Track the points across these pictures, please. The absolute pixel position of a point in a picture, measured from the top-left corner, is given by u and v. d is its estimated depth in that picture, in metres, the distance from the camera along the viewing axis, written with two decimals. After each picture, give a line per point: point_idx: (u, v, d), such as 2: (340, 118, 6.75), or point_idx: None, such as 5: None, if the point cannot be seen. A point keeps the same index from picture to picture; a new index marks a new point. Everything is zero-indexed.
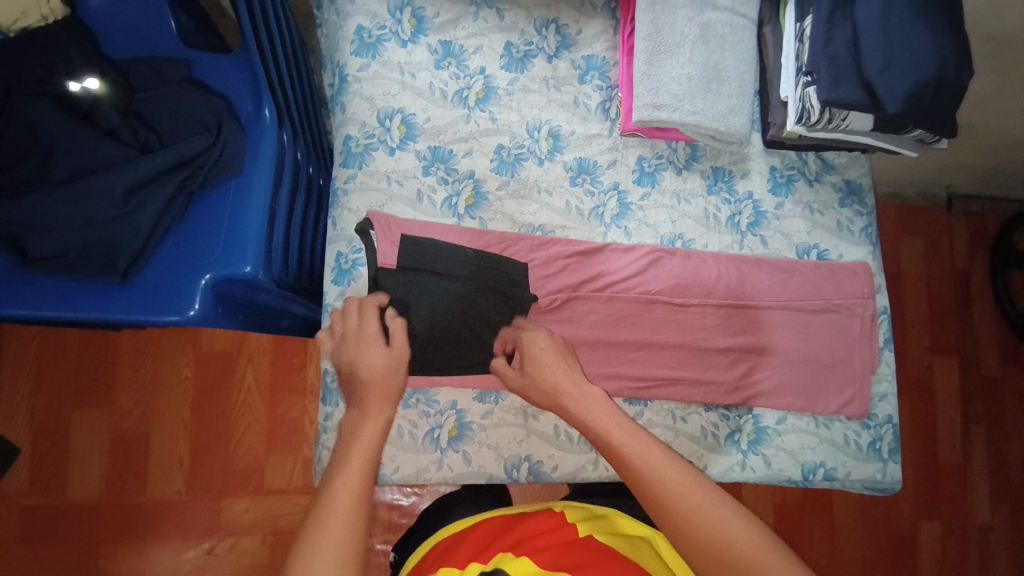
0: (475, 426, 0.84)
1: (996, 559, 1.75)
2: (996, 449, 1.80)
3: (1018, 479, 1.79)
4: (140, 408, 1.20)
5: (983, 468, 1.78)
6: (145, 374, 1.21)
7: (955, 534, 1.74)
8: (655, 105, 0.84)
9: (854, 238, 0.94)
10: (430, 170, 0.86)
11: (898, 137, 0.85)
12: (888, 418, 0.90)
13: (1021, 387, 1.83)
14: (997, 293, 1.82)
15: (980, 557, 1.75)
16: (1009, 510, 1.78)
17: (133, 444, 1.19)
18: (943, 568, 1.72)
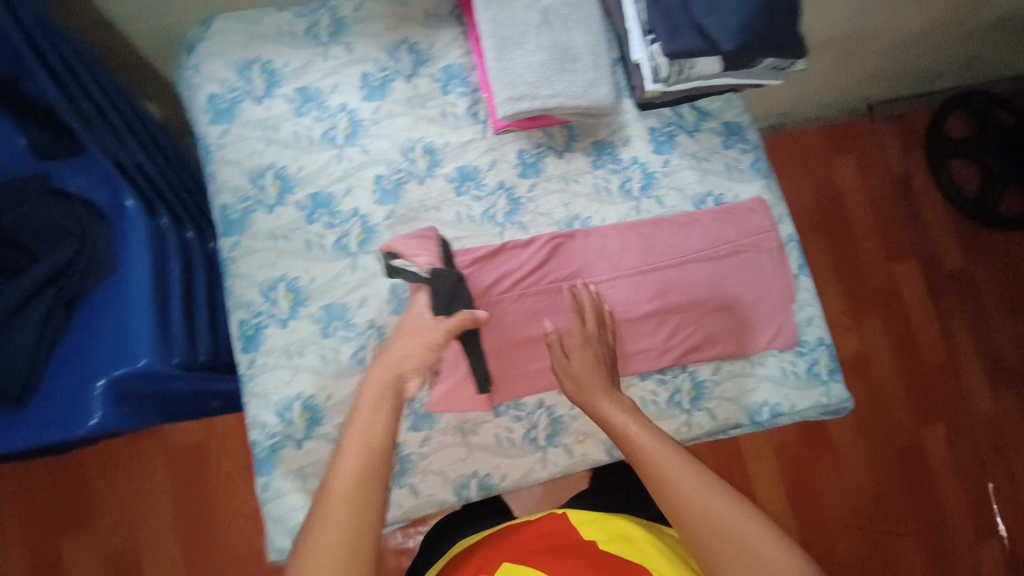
0: (415, 455, 0.83)
1: (1012, 444, 1.75)
2: (979, 337, 1.81)
3: (1009, 360, 1.80)
4: (124, 520, 1.19)
5: (972, 359, 1.80)
6: (118, 484, 1.20)
7: (962, 429, 1.74)
8: (515, 98, 0.84)
9: (744, 176, 0.95)
10: (313, 217, 0.86)
11: (755, 72, 0.83)
12: (819, 340, 0.91)
13: (987, 271, 1.85)
14: (945, 188, 1.83)
15: (992, 446, 1.75)
16: (1010, 393, 1.78)
17: (123, 557, 1.17)
18: (959, 466, 1.72)
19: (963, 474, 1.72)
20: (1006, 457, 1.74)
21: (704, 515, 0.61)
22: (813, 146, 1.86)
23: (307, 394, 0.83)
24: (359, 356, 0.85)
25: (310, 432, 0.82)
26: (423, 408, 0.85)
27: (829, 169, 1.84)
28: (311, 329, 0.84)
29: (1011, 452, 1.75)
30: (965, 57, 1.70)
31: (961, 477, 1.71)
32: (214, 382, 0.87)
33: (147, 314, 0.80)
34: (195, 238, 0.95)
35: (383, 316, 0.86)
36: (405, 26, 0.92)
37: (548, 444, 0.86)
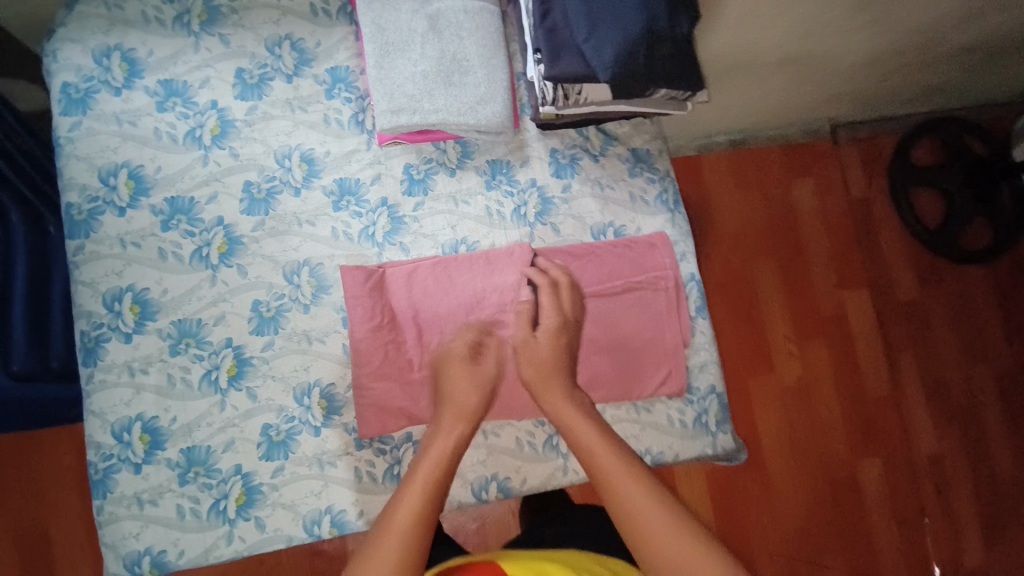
0: (266, 487, 0.78)
1: (952, 482, 1.73)
2: (925, 371, 1.78)
3: (955, 394, 1.78)
4: (30, 504, 1.10)
5: (918, 394, 1.77)
6: (31, 465, 1.11)
7: (899, 464, 1.71)
8: (393, 111, 0.78)
9: (649, 208, 0.90)
10: (170, 224, 0.80)
11: (654, 100, 0.79)
12: (710, 388, 0.88)
13: (941, 303, 1.82)
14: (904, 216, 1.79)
15: (931, 483, 1.72)
16: (953, 429, 1.76)
17: (34, 541, 1.09)
18: (893, 501, 1.69)
19: (898, 510, 1.68)
20: (944, 496, 1.72)
21: (670, 546, 0.54)
22: (773, 166, 1.79)
23: (149, 415, 0.77)
24: (210, 379, 0.79)
25: (151, 456, 0.77)
26: (277, 436, 0.79)
27: (786, 191, 1.78)
28: (158, 345, 0.78)
29: (951, 492, 1.72)
30: (927, 86, 1.65)
31: (894, 512, 1.68)
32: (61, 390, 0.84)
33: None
34: (56, 231, 0.88)
35: (242, 335, 0.80)
36: (290, 20, 0.85)
37: None
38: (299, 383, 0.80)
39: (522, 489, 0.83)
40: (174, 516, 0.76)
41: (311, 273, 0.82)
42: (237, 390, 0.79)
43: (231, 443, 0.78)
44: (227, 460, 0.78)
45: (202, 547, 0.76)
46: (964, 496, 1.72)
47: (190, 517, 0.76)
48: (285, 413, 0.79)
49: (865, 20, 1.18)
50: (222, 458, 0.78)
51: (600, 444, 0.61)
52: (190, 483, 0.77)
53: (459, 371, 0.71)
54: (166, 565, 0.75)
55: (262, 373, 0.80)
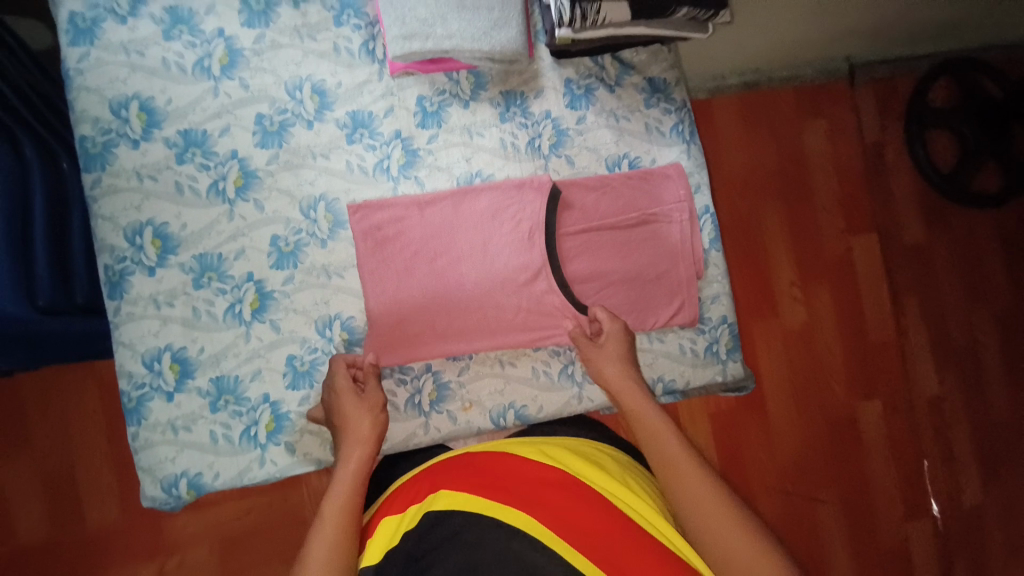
0: (294, 415, 0.81)
1: (951, 423, 1.79)
2: (931, 314, 1.81)
3: (962, 342, 1.81)
4: (58, 447, 1.14)
5: (920, 339, 1.80)
6: (54, 415, 1.14)
7: (901, 407, 1.76)
8: (405, 36, 0.76)
9: (665, 139, 0.89)
10: (185, 157, 0.79)
11: (673, 22, 0.77)
12: (722, 318, 0.89)
13: (949, 249, 1.83)
14: (918, 161, 1.76)
15: (932, 424, 1.78)
16: (957, 375, 1.80)
17: (61, 484, 1.13)
18: (891, 442, 1.75)
19: (897, 448, 1.75)
20: (943, 435, 1.78)
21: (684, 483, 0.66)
22: (787, 108, 1.75)
23: (177, 346, 0.79)
24: (234, 312, 0.80)
25: (182, 385, 0.79)
26: (301, 366, 0.81)
27: (798, 134, 1.74)
28: (181, 279, 0.79)
29: (948, 430, 1.78)
30: (950, 19, 1.60)
31: (892, 448, 1.74)
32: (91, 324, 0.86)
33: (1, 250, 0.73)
34: (68, 166, 0.88)
35: (263, 270, 0.81)
36: None
37: (431, 410, 0.85)
38: (320, 315, 0.82)
39: (539, 416, 0.86)
40: (208, 441, 0.79)
41: (328, 208, 0.82)
42: (261, 322, 0.81)
43: (258, 372, 0.80)
44: (255, 389, 0.80)
45: (236, 470, 0.79)
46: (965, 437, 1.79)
47: (223, 442, 0.79)
48: (308, 345, 0.82)
49: None
50: (250, 387, 0.80)
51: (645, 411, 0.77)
52: (220, 410, 0.80)
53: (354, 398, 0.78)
54: (202, 487, 0.79)
55: (284, 306, 0.81)
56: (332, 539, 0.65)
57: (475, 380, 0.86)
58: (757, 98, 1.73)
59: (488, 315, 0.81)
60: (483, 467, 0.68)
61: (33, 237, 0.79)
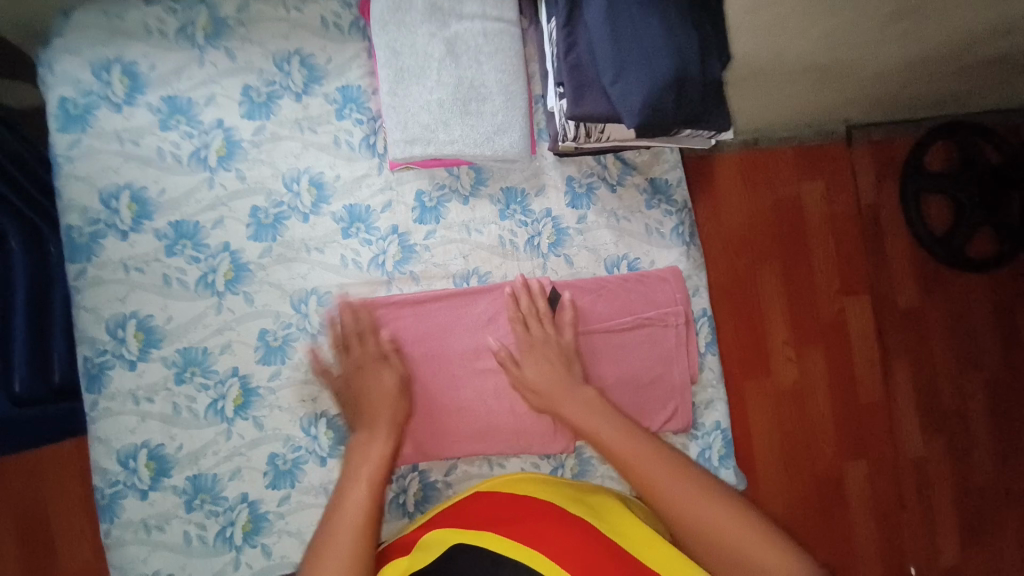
0: (272, 515, 0.78)
1: (934, 486, 1.81)
2: (919, 377, 1.84)
3: (951, 408, 1.84)
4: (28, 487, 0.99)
5: (910, 405, 1.82)
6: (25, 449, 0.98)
7: (887, 469, 1.76)
8: (407, 141, 0.75)
9: (665, 241, 0.88)
10: (174, 249, 0.78)
11: (677, 138, 0.77)
12: (715, 425, 0.88)
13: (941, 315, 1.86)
14: (913, 223, 1.79)
15: (918, 488, 1.80)
16: (945, 441, 1.83)
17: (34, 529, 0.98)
18: (877, 506, 1.75)
19: (881, 509, 1.75)
20: (928, 500, 1.80)
21: (650, 476, 0.64)
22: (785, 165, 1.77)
23: (155, 443, 0.77)
24: (217, 408, 0.78)
25: (158, 482, 0.77)
26: (284, 465, 0.79)
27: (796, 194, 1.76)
28: (163, 373, 0.77)
29: (932, 490, 1.81)
30: (949, 93, 1.62)
31: (876, 511, 1.74)
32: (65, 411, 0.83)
33: None
34: (55, 250, 0.85)
35: (248, 365, 0.79)
36: (300, 33, 0.81)
37: (417, 510, 0.83)
38: (306, 412, 0.80)
39: None
40: (181, 541, 0.77)
41: (319, 302, 0.81)
42: (244, 420, 0.78)
43: (237, 471, 0.78)
44: (233, 488, 0.78)
45: (210, 572, 0.77)
46: (952, 503, 1.81)
47: (198, 543, 0.77)
48: (292, 442, 0.79)
49: None
50: (228, 486, 0.78)
51: (605, 422, 0.71)
52: (196, 509, 0.77)
53: (383, 391, 0.74)
54: None
55: (269, 403, 0.79)
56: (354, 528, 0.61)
57: (462, 480, 0.84)
58: (754, 159, 1.74)
59: (482, 417, 0.81)
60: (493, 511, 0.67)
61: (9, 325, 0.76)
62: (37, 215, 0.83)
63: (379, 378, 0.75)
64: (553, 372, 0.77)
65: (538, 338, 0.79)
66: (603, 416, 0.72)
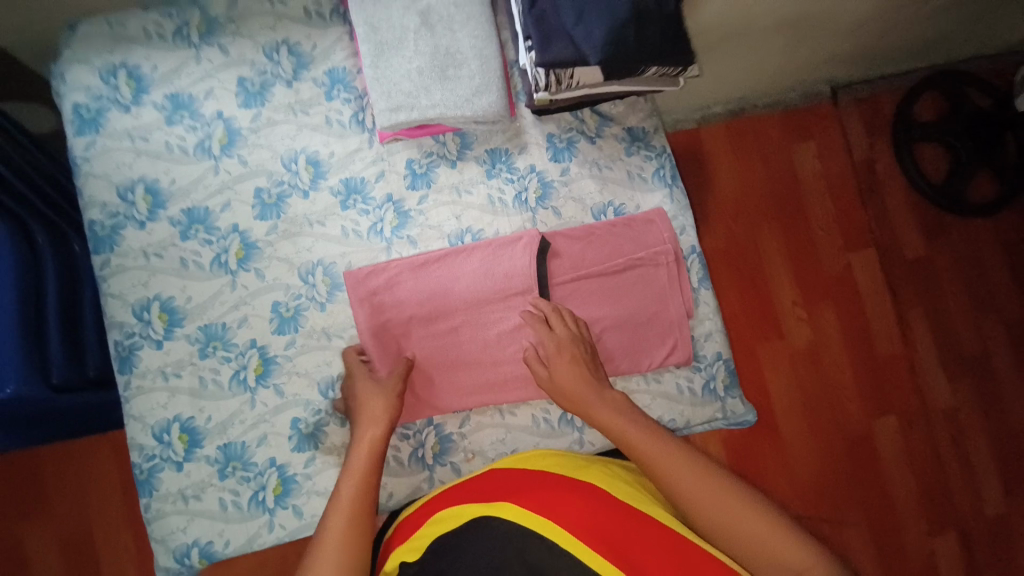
0: (300, 477, 0.82)
1: (965, 432, 1.85)
2: (936, 325, 1.89)
3: (970, 352, 1.89)
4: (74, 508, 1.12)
5: (930, 352, 1.87)
6: (72, 473, 1.13)
7: (915, 421, 1.81)
8: (392, 109, 0.81)
9: (647, 185, 0.92)
10: (188, 234, 0.83)
11: (643, 79, 0.81)
12: (717, 355, 0.91)
13: (946, 261, 1.93)
14: (907, 171, 1.90)
15: (951, 436, 1.84)
16: (969, 385, 1.87)
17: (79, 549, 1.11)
18: (910, 456, 1.79)
19: (914, 455, 1.79)
20: (963, 449, 1.84)
21: (706, 504, 0.67)
22: (772, 133, 1.90)
23: (185, 416, 0.81)
24: (240, 378, 0.82)
25: (191, 454, 0.81)
26: (307, 428, 0.82)
27: (790, 156, 1.88)
28: (188, 350, 0.82)
29: (960, 419, 1.85)
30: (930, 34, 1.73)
31: (911, 459, 1.79)
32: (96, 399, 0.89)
33: (17, 334, 0.76)
34: (79, 248, 0.92)
35: (265, 336, 0.83)
36: (286, 24, 0.88)
37: (435, 463, 0.86)
38: (322, 376, 0.83)
39: None
40: (218, 509, 0.81)
41: (325, 272, 0.85)
42: (265, 388, 0.82)
43: (263, 438, 0.82)
44: (261, 453, 0.82)
45: (246, 536, 0.80)
46: (986, 449, 1.85)
47: (232, 509, 0.81)
48: (312, 407, 0.83)
49: None
50: (257, 452, 0.81)
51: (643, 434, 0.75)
52: (228, 477, 0.81)
53: (372, 411, 0.77)
54: (213, 554, 0.80)
55: (287, 370, 0.83)
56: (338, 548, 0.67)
57: (476, 431, 0.87)
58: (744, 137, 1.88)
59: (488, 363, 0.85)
60: (515, 481, 0.74)
61: (45, 316, 0.82)
62: (60, 216, 0.89)
63: (369, 399, 0.78)
64: (575, 371, 0.80)
65: (559, 339, 0.81)
66: (630, 421, 0.77)
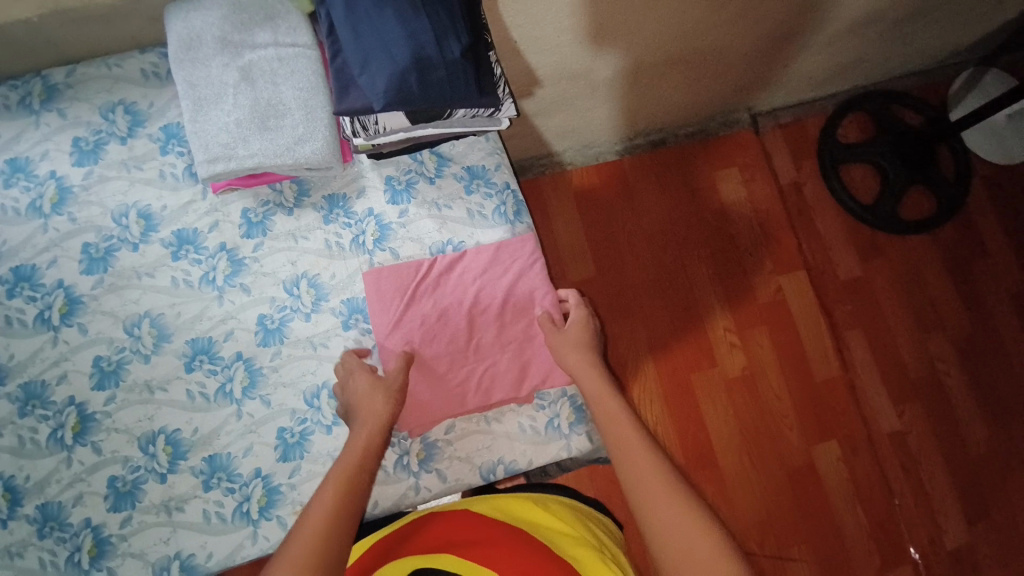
0: (115, 537, 0.78)
1: (919, 458, 1.78)
2: (880, 348, 1.85)
3: (918, 375, 1.84)
4: None
5: (873, 375, 1.83)
6: None
7: (860, 448, 1.76)
8: (210, 160, 0.82)
9: (488, 222, 0.92)
10: (14, 291, 0.83)
11: (457, 121, 0.83)
12: (562, 391, 0.88)
13: (888, 281, 1.90)
14: (837, 195, 1.91)
15: (902, 464, 1.77)
16: (920, 410, 1.81)
17: None
18: (857, 487, 1.73)
19: (860, 482, 1.74)
20: (918, 478, 1.76)
21: (661, 518, 0.70)
22: (701, 161, 1.93)
23: (7, 474, 0.79)
24: (57, 437, 0.80)
25: (14, 512, 0.79)
26: (123, 487, 0.80)
27: (715, 186, 1.91)
28: (8, 409, 0.81)
29: (911, 443, 1.79)
30: (846, 60, 1.76)
31: (858, 485, 1.73)
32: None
33: None
34: None
35: (84, 392, 0.81)
36: (123, 86, 0.90)
37: (260, 518, 0.80)
38: (143, 432, 0.81)
39: (374, 512, 0.83)
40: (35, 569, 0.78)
41: (152, 323, 0.84)
42: (82, 446, 0.80)
43: (79, 497, 0.79)
44: (78, 513, 0.79)
45: None
46: (943, 479, 1.77)
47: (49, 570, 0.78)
48: (130, 464, 0.80)
49: (734, 13, 1.31)
50: (74, 512, 0.79)
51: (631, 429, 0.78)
52: (47, 536, 0.79)
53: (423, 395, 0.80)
54: None
55: (106, 427, 0.81)
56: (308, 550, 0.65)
57: (307, 481, 0.82)
58: (671, 174, 1.91)
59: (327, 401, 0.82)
60: (452, 530, 0.78)
61: None
62: None
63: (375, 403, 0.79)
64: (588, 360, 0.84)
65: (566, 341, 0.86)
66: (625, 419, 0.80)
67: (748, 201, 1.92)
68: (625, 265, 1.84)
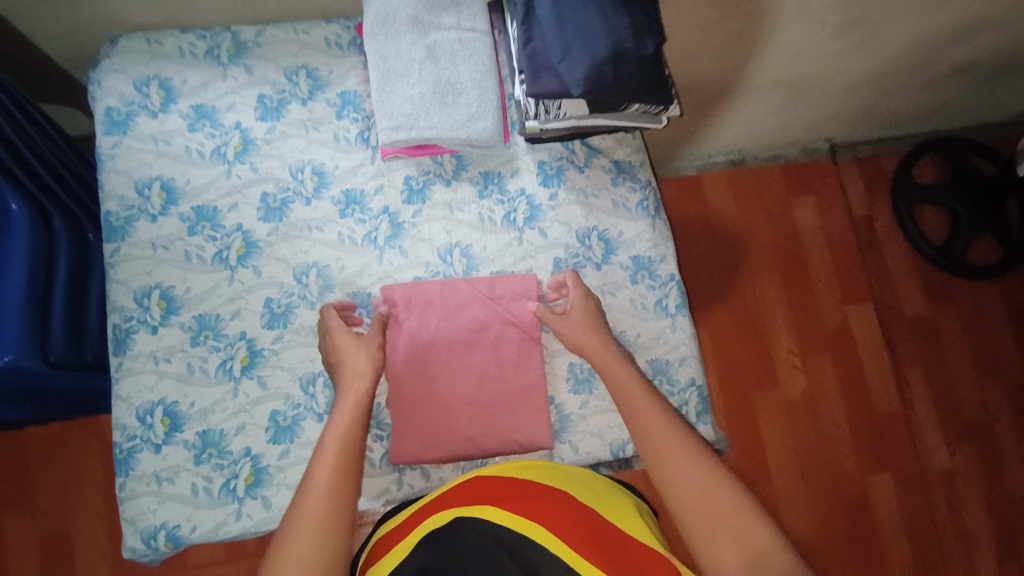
0: (272, 468, 0.84)
1: (964, 499, 1.78)
2: (939, 388, 1.87)
3: (974, 418, 1.85)
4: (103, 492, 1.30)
5: (929, 414, 1.84)
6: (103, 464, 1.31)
7: (912, 482, 1.77)
8: (392, 128, 0.88)
9: (631, 214, 0.97)
10: (195, 230, 0.89)
11: (626, 113, 0.87)
12: (691, 381, 0.92)
13: (953, 323, 1.92)
14: (910, 235, 1.93)
15: (951, 503, 1.77)
16: (972, 452, 1.83)
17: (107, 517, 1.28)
18: (905, 521, 1.74)
19: (907, 513, 1.75)
20: (960, 520, 1.77)
21: (692, 501, 0.70)
22: (778, 183, 1.95)
23: (170, 400, 0.85)
24: (226, 368, 0.86)
25: (171, 437, 0.84)
26: (284, 422, 0.86)
27: (789, 209, 1.93)
28: (180, 337, 0.86)
29: (958, 483, 1.80)
30: (937, 101, 1.79)
31: (904, 514, 1.75)
32: (92, 378, 0.94)
33: (22, 311, 0.82)
34: (94, 237, 0.99)
35: (255, 329, 0.87)
36: (307, 51, 0.97)
37: (405, 466, 0.88)
38: (305, 372, 0.87)
39: None
40: (189, 493, 0.83)
41: (319, 274, 0.90)
42: (249, 378, 0.86)
43: (242, 427, 0.85)
44: (238, 443, 0.84)
45: (213, 523, 0.82)
46: (991, 523, 1.77)
47: (203, 495, 0.83)
48: (292, 401, 0.86)
49: (851, 44, 1.36)
50: (234, 441, 0.84)
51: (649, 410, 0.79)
52: (204, 462, 0.83)
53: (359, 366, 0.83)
54: (179, 539, 0.82)
55: (272, 363, 0.87)
56: (324, 490, 0.71)
57: None
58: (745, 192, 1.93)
59: (458, 335, 0.89)
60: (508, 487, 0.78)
61: (53, 297, 0.88)
62: (77, 206, 0.97)
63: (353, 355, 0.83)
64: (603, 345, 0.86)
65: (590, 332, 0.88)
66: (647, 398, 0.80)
67: (819, 227, 1.94)
68: (698, 275, 1.86)
